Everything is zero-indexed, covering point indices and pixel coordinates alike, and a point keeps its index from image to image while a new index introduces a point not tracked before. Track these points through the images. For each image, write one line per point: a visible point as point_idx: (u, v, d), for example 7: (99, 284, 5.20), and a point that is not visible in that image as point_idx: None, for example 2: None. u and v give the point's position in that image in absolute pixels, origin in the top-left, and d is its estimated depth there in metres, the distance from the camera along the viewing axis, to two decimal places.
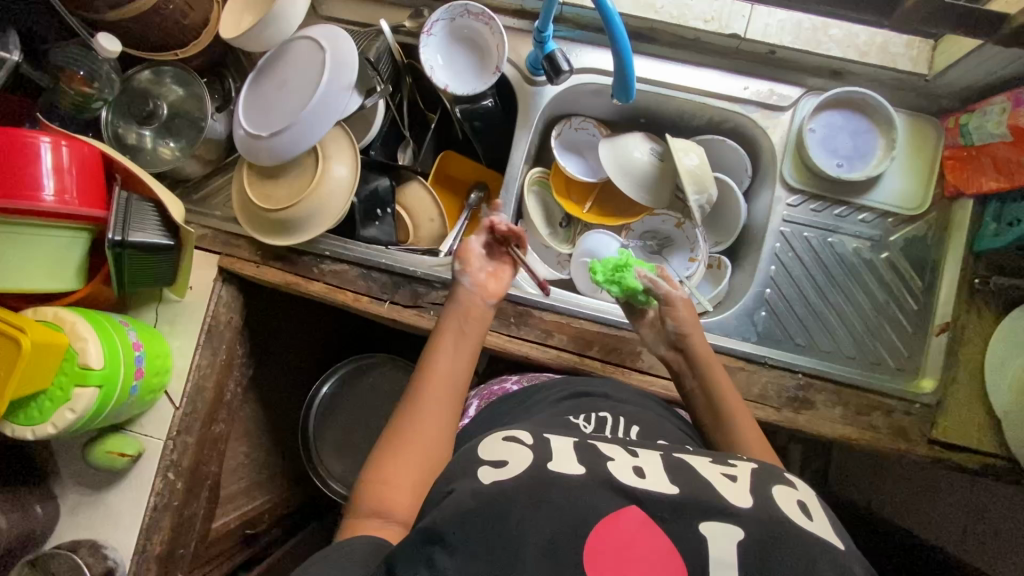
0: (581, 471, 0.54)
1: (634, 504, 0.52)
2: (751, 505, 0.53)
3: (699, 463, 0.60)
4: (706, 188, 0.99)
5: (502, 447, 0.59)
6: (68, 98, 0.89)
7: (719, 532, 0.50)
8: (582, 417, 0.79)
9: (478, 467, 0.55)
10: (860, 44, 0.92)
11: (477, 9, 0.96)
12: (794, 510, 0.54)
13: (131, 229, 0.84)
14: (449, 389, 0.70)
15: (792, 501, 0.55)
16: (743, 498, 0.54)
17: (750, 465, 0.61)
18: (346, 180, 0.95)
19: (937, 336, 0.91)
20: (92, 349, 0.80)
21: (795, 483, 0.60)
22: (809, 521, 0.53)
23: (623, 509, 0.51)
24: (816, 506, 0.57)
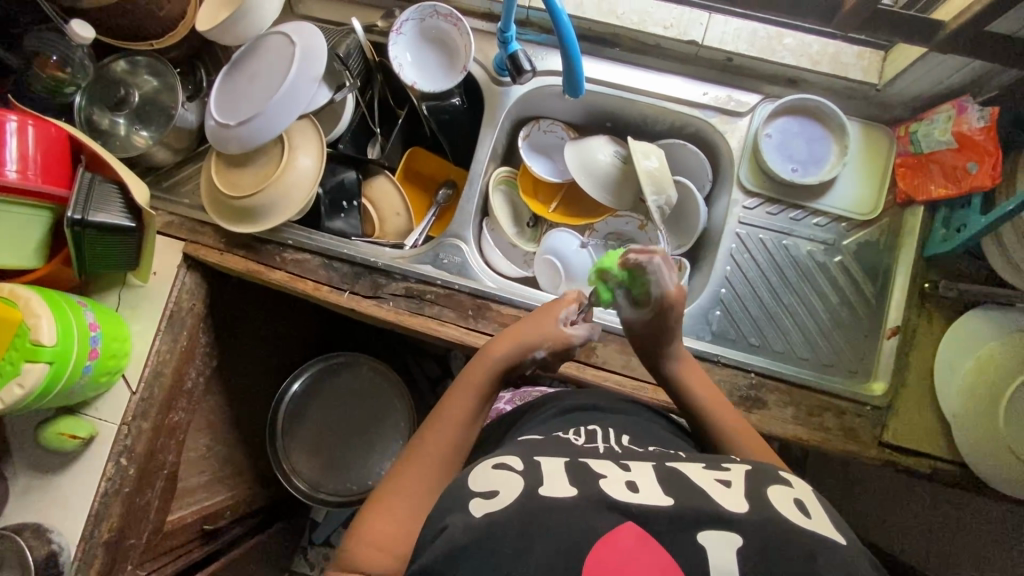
0: (571, 493, 0.51)
1: (631, 520, 0.49)
2: (746, 509, 0.50)
3: (693, 472, 0.57)
4: (665, 189, 1.01)
5: (492, 476, 0.55)
6: (41, 82, 0.92)
7: (716, 540, 0.47)
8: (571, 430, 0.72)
9: (468, 501, 0.52)
10: (813, 54, 0.95)
11: (445, 10, 0.99)
12: (792, 510, 0.51)
13: (93, 209, 0.85)
14: (456, 449, 0.66)
15: (788, 499, 0.53)
16: (738, 502, 0.51)
17: (745, 468, 0.58)
18: (311, 171, 0.97)
19: (888, 339, 0.92)
20: (45, 325, 0.81)
21: (791, 481, 0.57)
22: (808, 520, 0.50)
23: (618, 527, 0.48)
24: (814, 501, 0.54)
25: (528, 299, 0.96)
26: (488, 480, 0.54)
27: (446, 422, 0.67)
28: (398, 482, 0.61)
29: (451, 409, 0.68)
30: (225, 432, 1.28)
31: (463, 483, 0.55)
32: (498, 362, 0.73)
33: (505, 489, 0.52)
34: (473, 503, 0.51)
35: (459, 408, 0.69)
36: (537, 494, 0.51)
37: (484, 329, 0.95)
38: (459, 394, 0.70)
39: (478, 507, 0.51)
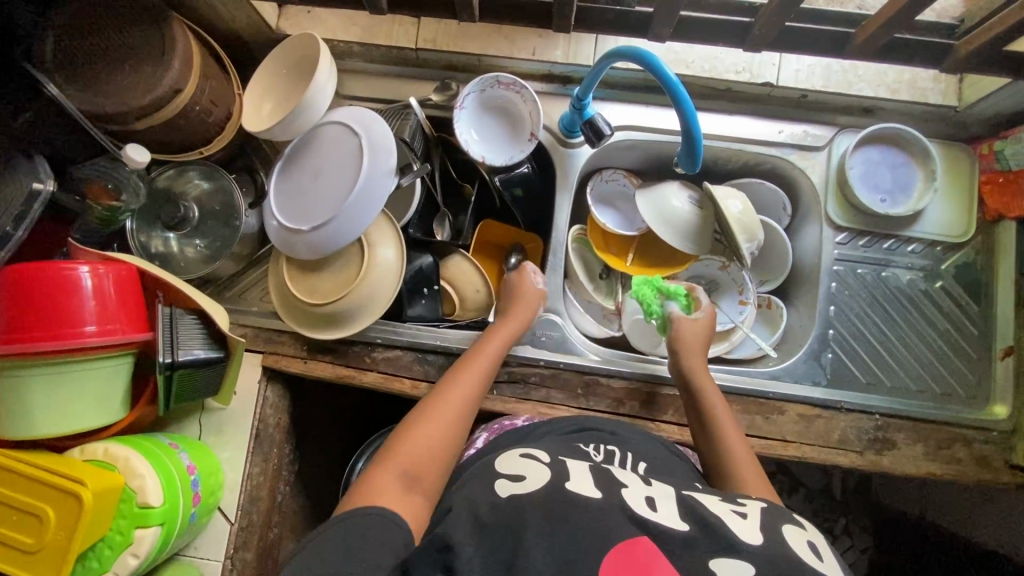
0: (597, 496, 0.59)
1: (646, 535, 0.55)
2: (760, 542, 0.55)
3: (709, 500, 0.62)
4: (755, 234, 0.99)
5: (521, 463, 0.65)
6: (96, 214, 0.83)
7: (728, 566, 0.52)
8: (591, 446, 0.77)
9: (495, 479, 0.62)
10: (889, 82, 0.93)
11: (508, 79, 0.95)
12: (805, 551, 0.55)
13: (179, 348, 0.79)
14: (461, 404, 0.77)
15: (802, 541, 0.56)
16: (754, 536, 0.55)
17: (760, 503, 0.62)
18: (393, 264, 0.92)
19: (1003, 360, 0.92)
20: (150, 485, 0.74)
21: (805, 525, 0.61)
22: (820, 562, 0.54)
23: (637, 538, 0.54)
24: (828, 550, 0.57)
25: (638, 369, 0.93)
26: (518, 466, 0.64)
27: (457, 383, 0.79)
28: (404, 437, 0.71)
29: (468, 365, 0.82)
30: None
31: (494, 466, 0.66)
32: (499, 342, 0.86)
33: (531, 477, 0.62)
34: (499, 485, 0.61)
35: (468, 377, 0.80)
36: (562, 487, 0.59)
37: (598, 406, 0.91)
38: (469, 362, 0.82)
39: (503, 488, 0.60)
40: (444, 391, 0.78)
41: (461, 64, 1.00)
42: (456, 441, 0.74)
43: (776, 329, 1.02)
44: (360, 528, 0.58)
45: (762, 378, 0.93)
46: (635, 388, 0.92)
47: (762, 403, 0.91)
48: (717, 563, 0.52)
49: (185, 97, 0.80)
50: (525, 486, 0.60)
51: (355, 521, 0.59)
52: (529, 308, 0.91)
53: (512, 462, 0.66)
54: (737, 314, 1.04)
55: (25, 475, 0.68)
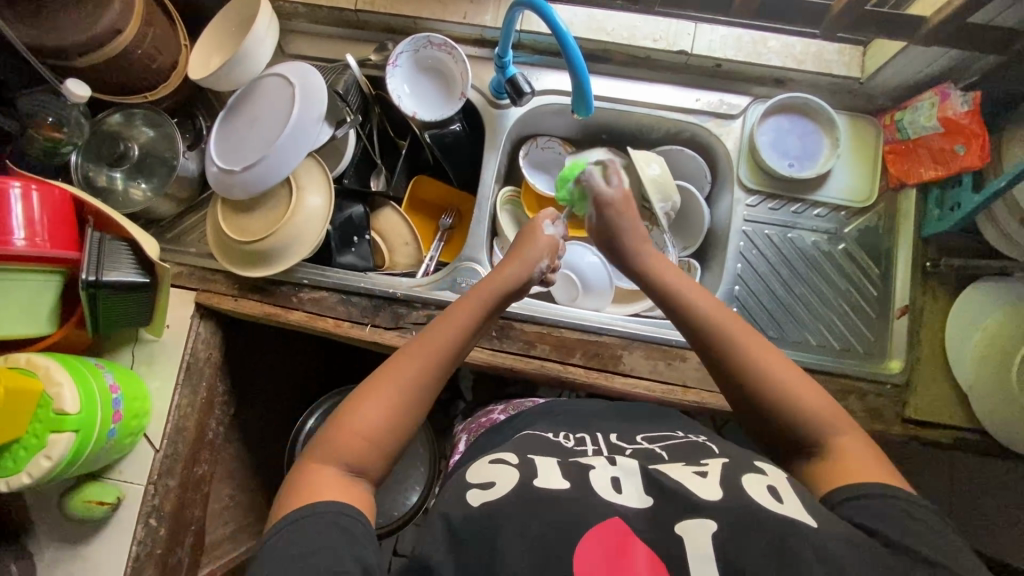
0: (566, 485, 0.57)
1: (617, 517, 0.54)
2: (719, 497, 0.55)
3: (671, 468, 0.61)
4: (670, 196, 1.03)
5: (490, 470, 0.62)
6: (37, 144, 0.89)
7: (694, 530, 0.52)
8: (562, 434, 0.73)
9: (467, 492, 0.58)
10: (797, 54, 0.99)
11: (439, 40, 1.02)
12: (765, 496, 0.55)
13: (105, 268, 0.84)
14: (445, 350, 0.73)
15: (760, 486, 0.56)
16: (712, 492, 0.55)
17: (721, 460, 0.62)
18: (320, 210, 0.98)
19: (899, 318, 0.96)
20: (67, 393, 0.78)
21: (764, 468, 0.61)
22: (779, 503, 0.54)
23: (607, 520, 0.53)
24: (789, 489, 0.57)
25: (551, 315, 0.97)
26: (489, 472, 0.61)
27: (446, 322, 0.76)
28: (373, 387, 0.68)
29: (448, 322, 0.76)
30: (247, 481, 1.24)
31: (465, 476, 0.63)
32: (502, 282, 0.84)
33: (501, 480, 0.59)
34: (471, 494, 0.58)
35: (463, 313, 0.78)
36: (533, 486, 0.57)
37: (509, 348, 0.95)
38: (461, 303, 0.80)
39: (475, 497, 0.58)
40: (411, 351, 0.72)
41: (399, 27, 1.06)
42: (440, 379, 0.72)
43: None
44: (305, 535, 0.55)
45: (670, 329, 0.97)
46: (546, 333, 0.96)
47: (665, 350, 0.95)
48: (682, 527, 0.53)
49: (124, 39, 0.86)
50: (494, 491, 0.58)
51: (296, 527, 0.56)
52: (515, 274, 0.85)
53: (482, 469, 0.63)
54: None
55: None
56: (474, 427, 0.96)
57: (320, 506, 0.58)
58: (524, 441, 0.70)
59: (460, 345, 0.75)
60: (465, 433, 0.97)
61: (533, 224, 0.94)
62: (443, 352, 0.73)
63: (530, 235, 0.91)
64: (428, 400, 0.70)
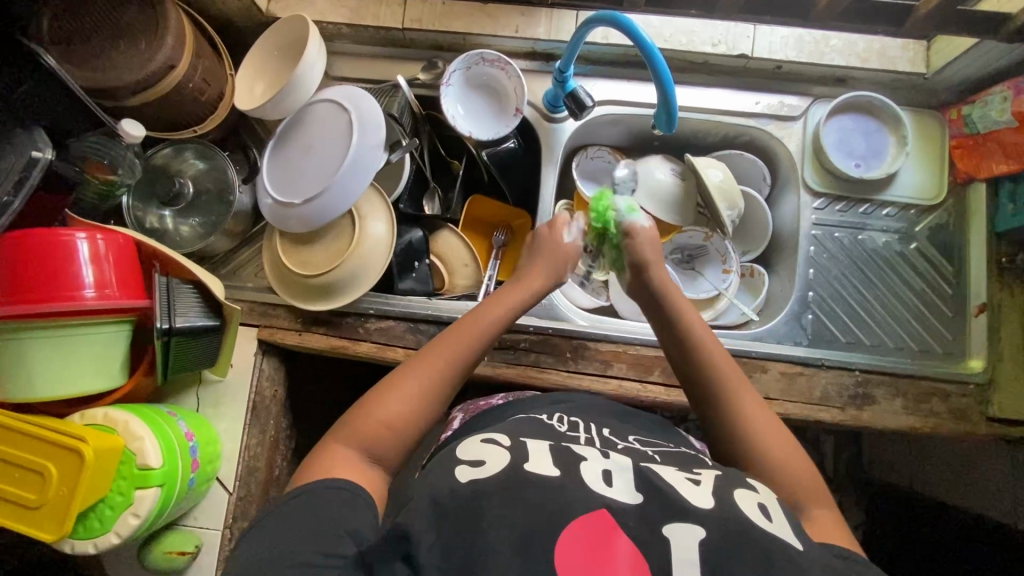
0: (558, 472, 0.55)
1: (604, 510, 0.52)
2: (711, 506, 0.53)
3: (663, 470, 0.59)
4: (736, 202, 1.01)
5: (482, 448, 0.60)
6: (93, 188, 0.86)
7: (680, 532, 0.50)
8: (554, 418, 0.72)
9: (455, 466, 0.56)
10: (860, 52, 0.97)
11: (492, 56, 0.99)
12: (755, 512, 0.54)
13: (175, 315, 0.81)
14: (460, 355, 0.73)
15: (752, 504, 0.55)
16: (704, 500, 0.54)
17: (715, 471, 0.61)
18: (384, 237, 0.95)
19: (977, 317, 0.95)
20: (149, 446, 0.76)
21: (756, 486, 0.59)
22: (769, 523, 0.53)
23: (593, 512, 0.51)
24: (778, 509, 0.56)
25: (625, 332, 0.95)
26: (478, 450, 0.59)
27: (465, 326, 0.76)
28: (395, 383, 0.69)
29: (460, 330, 0.76)
30: None
31: (453, 451, 0.60)
32: (518, 288, 0.83)
33: (492, 459, 0.57)
34: (459, 469, 0.56)
35: (479, 317, 0.78)
36: None
37: (586, 369, 0.94)
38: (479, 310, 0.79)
39: (464, 473, 0.55)
40: (431, 349, 0.73)
41: (445, 43, 1.03)
42: (452, 387, 0.72)
43: (758, 295, 1.05)
44: (312, 509, 0.56)
45: (744, 340, 0.96)
46: (621, 352, 0.94)
47: (745, 362, 0.93)
48: (670, 530, 0.50)
49: (178, 73, 0.83)
50: (486, 469, 0.55)
51: (304, 499, 0.57)
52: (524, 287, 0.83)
53: (474, 445, 0.61)
54: (721, 282, 1.07)
55: (29, 434, 0.70)
56: (471, 407, 0.92)
57: (330, 482, 0.59)
58: (519, 424, 0.68)
59: (478, 350, 0.75)
60: (459, 412, 0.92)
61: (552, 224, 0.90)
62: (454, 361, 0.73)
63: (550, 241, 0.88)
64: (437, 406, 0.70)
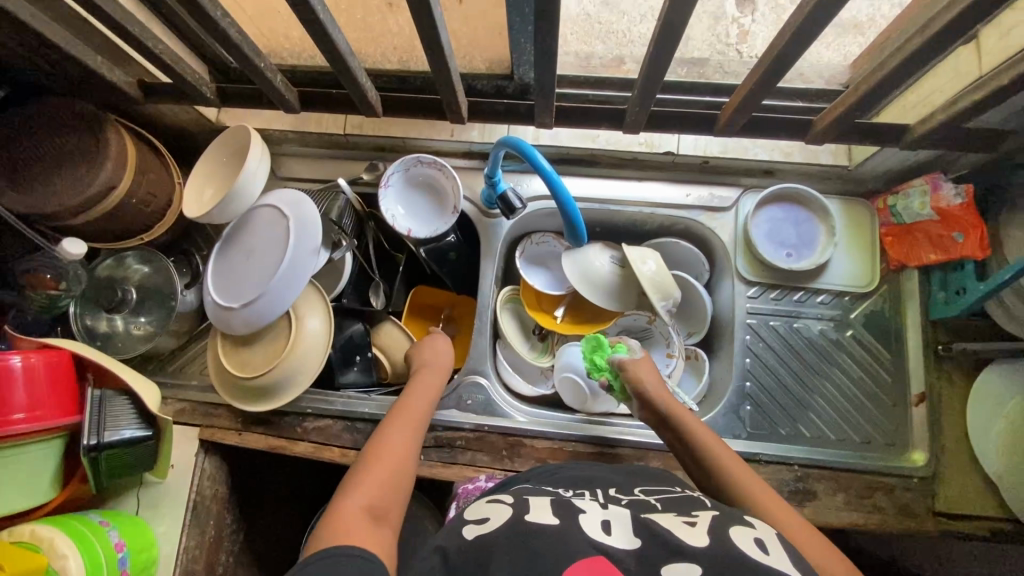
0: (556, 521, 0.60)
1: (603, 555, 0.55)
2: (706, 543, 0.55)
3: (661, 516, 0.62)
4: (670, 293, 1.02)
5: (487, 509, 0.65)
6: (36, 302, 0.89)
7: (679, 570, 0.52)
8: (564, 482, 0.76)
9: (463, 526, 0.62)
10: (783, 147, 1.00)
11: (428, 159, 1.03)
12: (750, 546, 0.56)
13: (106, 429, 0.83)
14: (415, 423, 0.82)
15: (748, 539, 0.57)
16: (699, 538, 0.56)
17: (711, 511, 0.63)
18: (321, 332, 0.98)
19: (917, 407, 0.93)
20: (73, 564, 0.77)
21: (754, 522, 0.61)
22: (765, 554, 0.55)
23: (595, 557, 0.54)
24: (775, 543, 0.58)
25: (561, 428, 0.95)
26: (483, 511, 0.64)
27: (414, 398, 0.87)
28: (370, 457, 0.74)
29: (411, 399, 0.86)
30: None
31: (464, 514, 0.66)
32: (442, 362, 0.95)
33: (496, 515, 0.63)
34: (466, 528, 0.62)
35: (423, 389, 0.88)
36: None
37: (522, 467, 0.93)
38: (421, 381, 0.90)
39: (470, 530, 0.61)
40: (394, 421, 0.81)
41: (387, 145, 1.07)
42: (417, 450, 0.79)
43: (701, 379, 1.05)
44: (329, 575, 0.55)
45: None
46: (557, 449, 0.94)
47: None
48: (669, 569, 0.53)
49: (118, 193, 0.87)
50: (488, 525, 0.61)
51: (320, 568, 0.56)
52: (446, 356, 0.96)
53: (479, 510, 0.66)
54: (665, 366, 1.07)
55: None
56: (461, 497, 0.89)
57: (347, 550, 0.58)
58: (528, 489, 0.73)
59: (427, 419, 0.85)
60: (452, 502, 0.89)
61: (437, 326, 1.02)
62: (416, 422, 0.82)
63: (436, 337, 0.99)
64: (417, 457, 0.78)
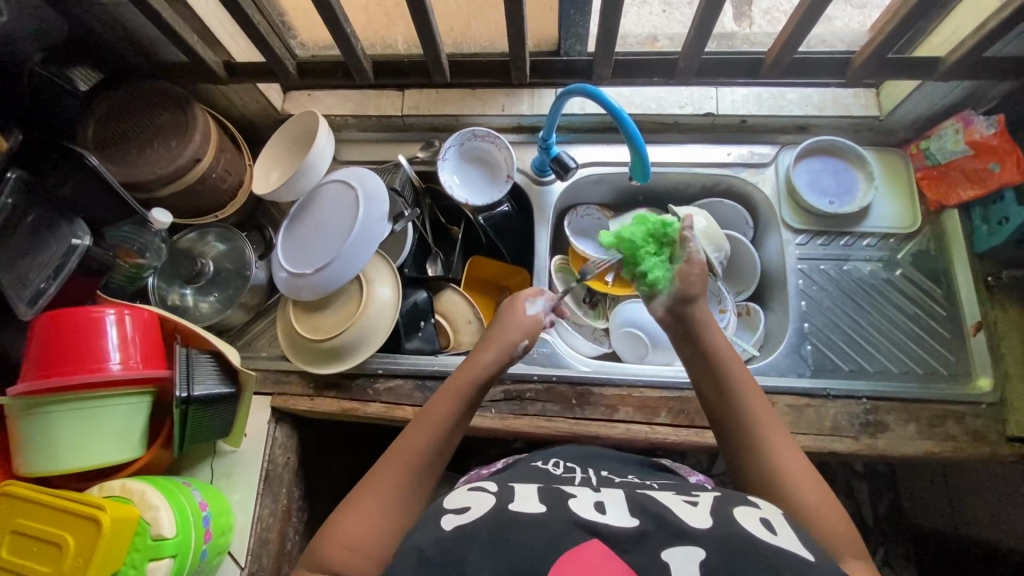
0: (539, 509, 0.57)
1: (595, 539, 0.53)
2: (707, 526, 0.54)
3: (662, 496, 0.61)
4: (721, 244, 1.06)
5: (471, 495, 0.62)
6: (122, 271, 0.93)
7: (678, 557, 0.51)
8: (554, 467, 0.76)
9: (441, 514, 0.58)
10: (816, 102, 1.07)
11: (483, 132, 1.09)
12: (757, 527, 0.54)
13: (194, 383, 0.85)
14: (445, 419, 0.72)
15: (755, 518, 0.56)
16: (702, 520, 0.55)
17: (713, 493, 0.61)
18: (390, 300, 1.01)
19: (976, 335, 0.95)
20: (164, 517, 0.77)
21: (759, 503, 0.60)
22: (772, 536, 0.53)
23: (585, 543, 0.53)
24: (783, 522, 0.56)
25: (629, 375, 0.97)
26: (465, 498, 0.61)
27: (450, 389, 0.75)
28: (388, 460, 0.68)
29: (452, 384, 0.76)
30: None
31: (442, 501, 0.61)
32: (496, 347, 0.80)
33: (476, 505, 0.59)
34: (444, 518, 0.57)
35: (461, 378, 0.77)
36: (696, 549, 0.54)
37: (593, 415, 0.94)
38: (468, 363, 0.78)
39: (449, 521, 0.57)
40: (421, 419, 0.73)
41: (441, 125, 1.14)
42: (444, 451, 0.71)
43: (756, 331, 1.07)
44: None
45: (748, 374, 0.97)
46: (626, 395, 0.95)
47: None
48: (669, 554, 0.52)
49: (203, 165, 0.93)
50: (471, 514, 0.57)
51: None
52: (513, 333, 0.82)
53: (460, 497, 0.62)
54: (719, 322, 1.08)
55: (43, 504, 0.72)
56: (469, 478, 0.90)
57: None
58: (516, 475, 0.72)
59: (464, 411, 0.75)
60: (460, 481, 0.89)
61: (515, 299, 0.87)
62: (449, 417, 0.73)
63: (510, 314, 0.84)
64: (441, 458, 0.71)
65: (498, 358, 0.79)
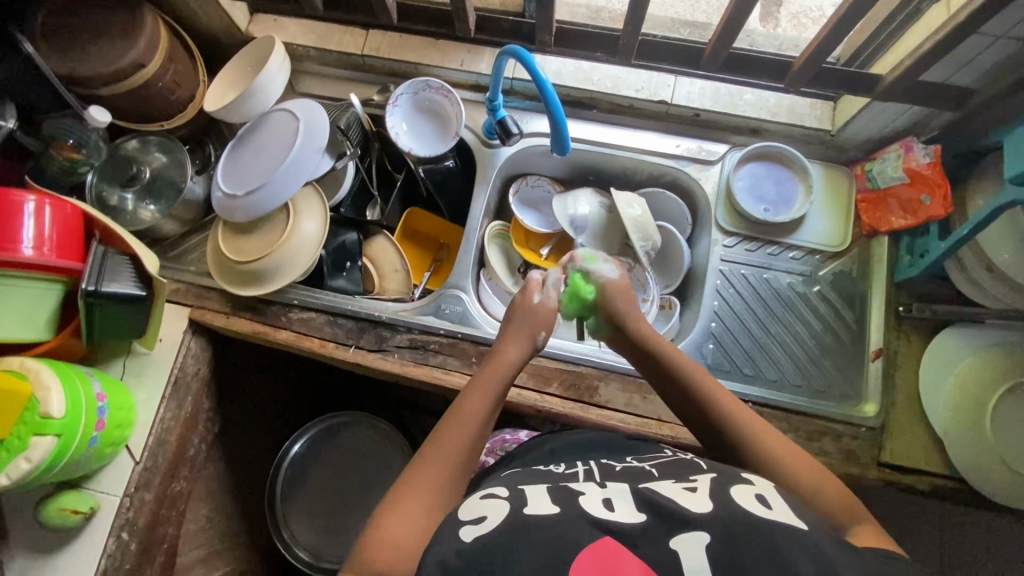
0: (555, 509, 0.56)
1: (608, 534, 0.53)
2: (710, 510, 0.54)
3: (661, 486, 0.60)
4: (650, 235, 1.08)
5: (482, 503, 0.60)
6: (56, 163, 0.96)
7: (687, 546, 0.50)
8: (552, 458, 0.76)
9: (459, 528, 0.56)
10: (771, 106, 1.05)
11: (436, 84, 1.09)
12: (752, 503, 0.55)
13: (106, 280, 0.88)
14: (483, 406, 0.71)
15: (749, 496, 0.56)
16: (703, 505, 0.55)
17: (711, 474, 0.61)
18: (316, 235, 1.03)
19: (873, 361, 0.96)
20: (55, 398, 0.80)
21: (752, 479, 0.61)
22: (769, 510, 0.54)
23: (600, 540, 0.52)
24: (776, 496, 0.57)
25: None
26: (479, 506, 0.59)
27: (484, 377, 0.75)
28: (426, 452, 0.65)
29: (488, 375, 0.75)
30: (226, 505, 1.23)
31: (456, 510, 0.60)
32: (521, 341, 0.81)
33: (492, 513, 0.57)
34: (463, 529, 0.56)
35: (497, 368, 0.76)
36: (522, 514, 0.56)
37: None
38: (498, 354, 0.78)
39: (469, 531, 0.55)
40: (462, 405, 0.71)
41: (400, 71, 1.14)
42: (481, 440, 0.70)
43: (670, 322, 1.08)
44: None
45: None
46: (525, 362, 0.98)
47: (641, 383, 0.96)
48: (677, 542, 0.51)
49: (147, 71, 0.94)
50: (487, 523, 0.55)
51: None
52: (534, 327, 0.82)
53: (473, 504, 0.61)
54: (639, 310, 1.10)
55: None
56: None
57: None
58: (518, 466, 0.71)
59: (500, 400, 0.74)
60: None
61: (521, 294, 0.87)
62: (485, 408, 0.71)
63: (523, 309, 0.84)
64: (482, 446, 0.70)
65: (522, 352, 0.80)
